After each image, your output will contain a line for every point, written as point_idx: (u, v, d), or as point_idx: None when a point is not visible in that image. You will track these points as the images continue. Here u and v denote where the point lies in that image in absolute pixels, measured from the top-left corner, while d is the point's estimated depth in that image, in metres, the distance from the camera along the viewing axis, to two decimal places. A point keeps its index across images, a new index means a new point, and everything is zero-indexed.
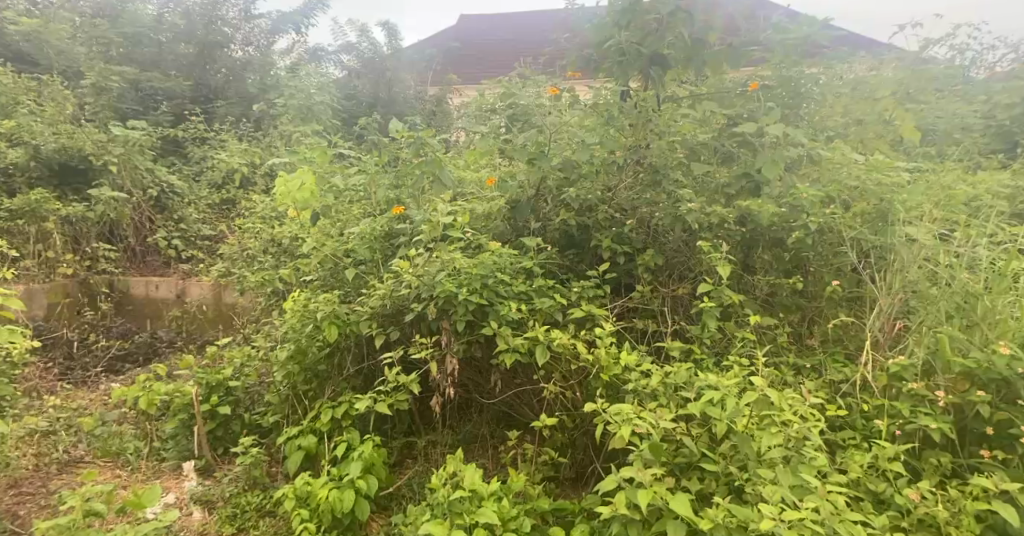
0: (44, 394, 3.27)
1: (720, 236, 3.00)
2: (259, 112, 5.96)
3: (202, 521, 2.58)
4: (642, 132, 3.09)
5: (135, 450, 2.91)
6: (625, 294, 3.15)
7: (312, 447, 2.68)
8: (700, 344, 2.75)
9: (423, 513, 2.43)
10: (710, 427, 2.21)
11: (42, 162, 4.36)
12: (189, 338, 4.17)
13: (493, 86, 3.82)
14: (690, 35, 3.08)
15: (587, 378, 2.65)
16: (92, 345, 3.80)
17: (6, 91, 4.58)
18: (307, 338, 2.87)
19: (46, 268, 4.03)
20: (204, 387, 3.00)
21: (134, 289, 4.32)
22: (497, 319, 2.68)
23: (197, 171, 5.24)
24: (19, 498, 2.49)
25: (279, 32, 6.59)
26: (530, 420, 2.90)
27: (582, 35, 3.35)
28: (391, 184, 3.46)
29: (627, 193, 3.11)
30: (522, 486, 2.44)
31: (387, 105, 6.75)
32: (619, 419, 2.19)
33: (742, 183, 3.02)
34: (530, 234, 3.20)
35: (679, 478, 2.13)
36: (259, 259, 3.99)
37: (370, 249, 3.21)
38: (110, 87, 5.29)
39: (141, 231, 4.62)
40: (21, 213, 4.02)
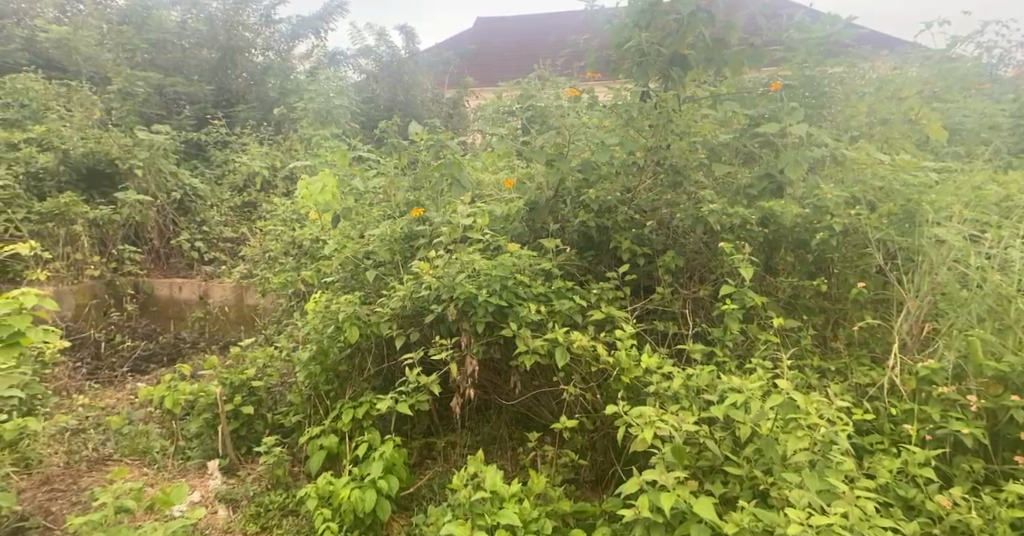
0: (73, 393, 3.32)
1: (742, 237, 2.97)
2: (279, 116, 6.03)
3: (227, 519, 2.61)
4: (663, 132, 3.03)
5: (161, 448, 2.95)
6: (645, 296, 3.15)
7: (334, 447, 2.70)
8: (722, 347, 2.72)
9: (445, 514, 2.44)
10: (734, 431, 2.18)
11: (71, 166, 4.44)
12: (212, 339, 4.22)
13: (510, 89, 3.83)
14: (710, 36, 3.04)
15: (607, 380, 2.64)
16: (118, 346, 3.86)
17: (36, 97, 4.66)
18: (329, 338, 2.89)
19: (74, 270, 4.10)
20: (227, 387, 3.05)
21: (159, 290, 4.38)
22: (518, 321, 2.68)
23: (219, 174, 5.31)
24: (52, 494, 2.54)
25: (299, 37, 6.72)
26: (550, 422, 2.90)
27: (601, 36, 3.33)
28: (411, 186, 3.51)
29: (646, 194, 3.11)
30: (543, 488, 2.43)
31: (406, 108, 6.83)
32: (640, 422, 2.18)
33: (764, 184, 3.00)
34: (548, 235, 3.21)
35: (702, 482, 2.13)
36: (280, 261, 4.04)
37: (390, 251, 3.23)
38: (135, 93, 5.40)
39: (165, 233, 4.68)
40: (51, 216, 4.10)
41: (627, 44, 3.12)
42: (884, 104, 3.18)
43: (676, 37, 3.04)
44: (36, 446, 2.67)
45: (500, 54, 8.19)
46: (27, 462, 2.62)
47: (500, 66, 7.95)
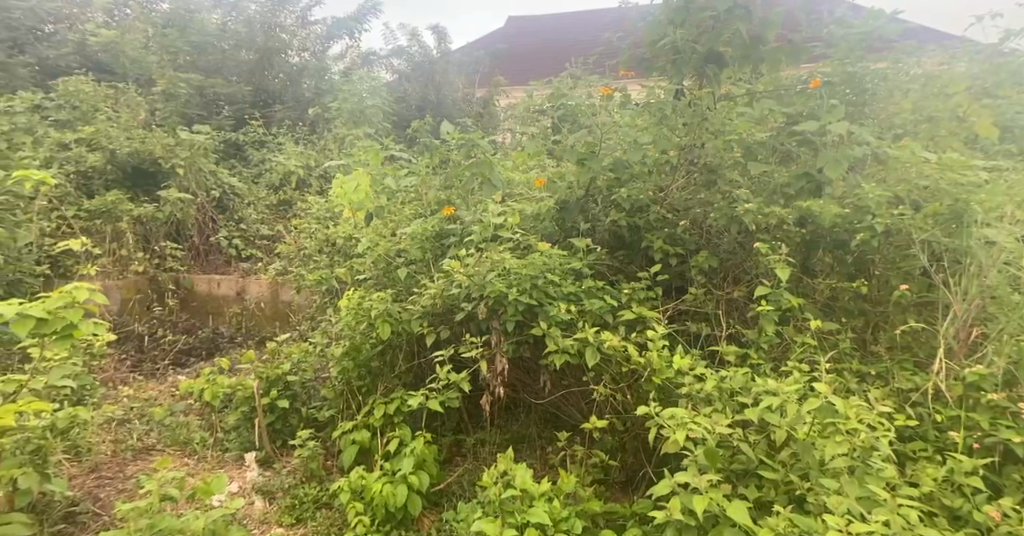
0: (119, 385, 3.43)
1: (779, 238, 2.92)
2: (314, 116, 6.12)
3: (263, 509, 2.67)
4: (697, 131, 3.05)
5: (201, 439, 3.02)
6: (677, 296, 3.12)
7: (366, 441, 2.74)
8: (756, 349, 2.68)
9: (475, 511, 2.45)
10: (769, 434, 2.15)
11: (117, 165, 4.58)
12: (249, 334, 4.31)
13: (541, 88, 3.83)
14: (748, 32, 2.96)
15: (638, 381, 2.63)
16: (161, 340, 3.98)
17: (85, 99, 4.81)
18: (361, 334, 2.95)
19: (119, 266, 4.22)
20: (264, 381, 3.13)
21: (199, 286, 4.49)
22: (547, 319, 2.68)
23: (256, 173, 5.41)
24: (100, 481, 2.63)
25: (334, 38, 6.81)
26: (579, 422, 2.90)
27: (635, 35, 3.31)
28: (442, 185, 3.54)
29: (680, 193, 3.10)
30: (573, 487, 2.43)
31: (437, 107, 6.88)
32: (672, 424, 2.16)
33: (803, 183, 2.93)
34: (578, 234, 3.21)
35: (736, 485, 2.11)
36: (314, 258, 4.11)
37: (421, 249, 3.26)
38: (178, 94, 5.53)
39: (204, 230, 4.79)
40: (98, 213, 4.24)
41: (662, 41, 3.09)
42: (930, 101, 3.08)
43: (714, 33, 2.98)
44: (85, 434, 2.72)
45: (531, 54, 8.20)
46: (78, 450, 2.69)
47: (531, 65, 7.97)
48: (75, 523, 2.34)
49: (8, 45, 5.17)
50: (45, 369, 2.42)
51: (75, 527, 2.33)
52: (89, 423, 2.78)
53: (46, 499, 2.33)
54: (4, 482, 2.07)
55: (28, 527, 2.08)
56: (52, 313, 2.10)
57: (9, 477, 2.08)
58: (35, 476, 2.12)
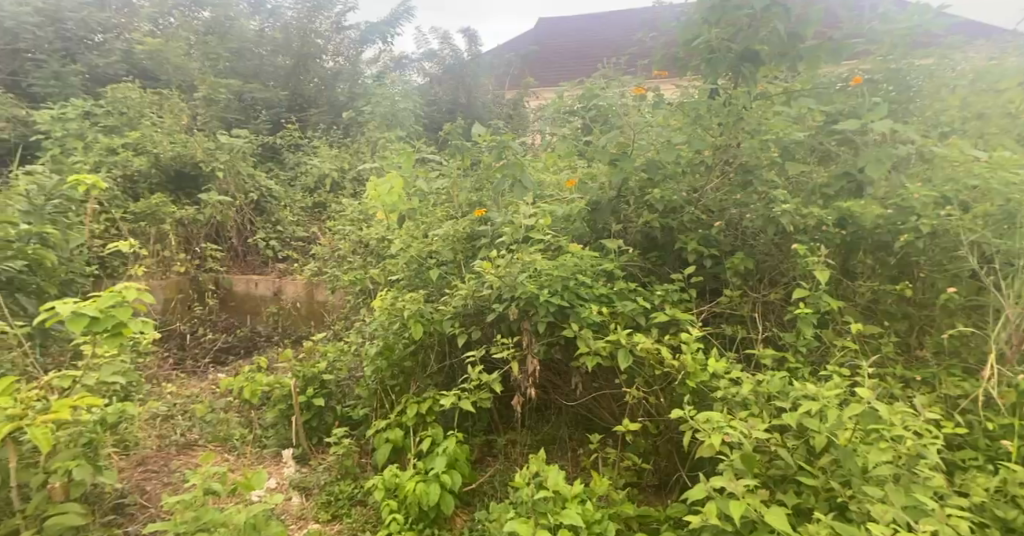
0: (162, 381, 3.53)
1: (817, 239, 2.87)
2: (348, 120, 6.20)
3: (300, 506, 2.72)
4: (733, 132, 2.97)
5: (240, 436, 3.09)
6: (712, 298, 3.08)
7: (399, 440, 2.77)
8: (794, 353, 2.63)
9: (507, 511, 2.45)
10: (808, 439, 2.11)
11: (161, 168, 4.71)
12: (285, 333, 4.40)
13: (572, 89, 3.80)
14: (785, 30, 2.91)
15: (672, 384, 2.60)
16: (201, 338, 4.08)
17: (131, 105, 4.96)
18: (394, 334, 2.98)
19: (162, 266, 4.33)
20: (301, 379, 3.20)
21: (237, 286, 4.59)
22: (579, 321, 2.67)
23: (291, 177, 5.51)
24: (147, 474, 2.71)
25: (367, 42, 6.89)
26: (611, 424, 2.89)
27: (669, 34, 3.29)
28: (474, 187, 3.56)
29: (714, 194, 3.05)
30: (606, 490, 2.43)
31: (467, 110, 6.92)
32: (708, 428, 2.13)
33: (842, 183, 2.91)
34: (610, 235, 3.19)
35: (773, 491, 2.08)
36: (348, 259, 4.16)
37: (452, 250, 3.28)
38: (218, 99, 5.67)
39: (243, 232, 4.90)
40: (143, 216, 4.36)
41: (696, 40, 3.05)
42: (981, 97, 2.97)
43: (750, 32, 2.94)
44: (133, 429, 2.73)
45: (560, 54, 8.21)
46: (126, 444, 2.75)
47: (561, 65, 7.98)
48: (124, 514, 2.41)
49: (61, 55, 5.38)
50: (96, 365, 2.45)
51: (124, 518, 2.40)
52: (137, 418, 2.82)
53: (97, 490, 2.40)
54: (61, 474, 2.12)
55: (83, 517, 2.15)
56: (104, 311, 2.16)
57: (65, 468, 2.11)
58: (89, 468, 2.15)
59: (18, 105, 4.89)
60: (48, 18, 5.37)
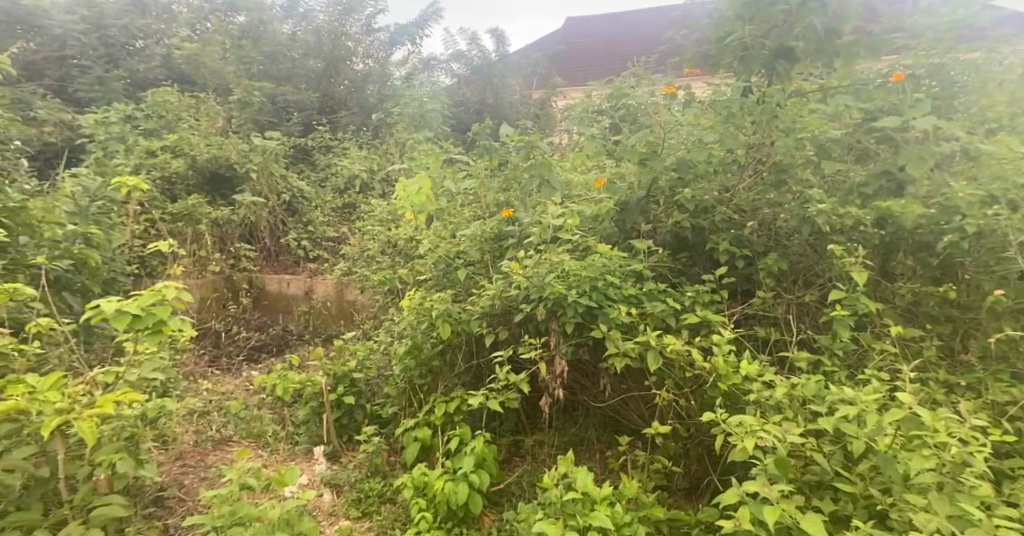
0: (198, 378, 3.60)
1: (855, 240, 2.80)
2: (377, 121, 6.24)
3: (331, 502, 2.75)
4: (767, 130, 2.90)
5: (273, 432, 3.13)
6: (743, 300, 3.04)
7: (427, 439, 2.78)
8: (830, 356, 2.57)
9: (535, 512, 2.44)
10: (845, 445, 2.06)
11: (197, 170, 4.80)
12: (316, 332, 4.45)
13: (600, 87, 3.76)
14: (822, 25, 2.83)
15: (702, 386, 2.56)
16: (235, 337, 4.15)
17: (169, 109, 5.08)
18: (422, 334, 2.99)
19: (198, 265, 4.42)
20: (331, 377, 3.24)
21: (270, 285, 4.66)
22: (607, 322, 2.65)
23: (322, 178, 5.58)
24: (185, 468, 2.77)
25: (396, 44, 7.00)
26: (640, 426, 2.86)
27: (700, 32, 3.25)
28: (501, 187, 3.56)
29: (746, 194, 3.00)
30: (635, 492, 2.41)
31: (495, 110, 6.92)
32: (740, 431, 2.09)
33: (882, 182, 2.84)
34: (639, 236, 3.16)
35: (809, 497, 2.03)
36: (377, 259, 4.20)
37: (480, 250, 3.29)
38: (252, 102, 5.77)
39: (275, 232, 4.98)
40: (181, 216, 4.46)
41: (729, 37, 3.00)
42: None
43: (784, 28, 2.87)
44: (171, 424, 2.82)
45: (587, 52, 8.20)
46: (164, 438, 2.82)
47: (588, 63, 7.96)
48: (163, 507, 2.46)
49: (105, 61, 5.55)
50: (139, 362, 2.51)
51: (163, 511, 2.44)
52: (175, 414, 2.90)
53: (138, 482, 2.45)
54: (105, 466, 2.17)
55: (125, 508, 2.20)
56: (145, 310, 2.21)
57: (108, 461, 2.17)
58: (131, 461, 2.19)
59: (64, 109, 5.07)
60: (90, 25, 5.56)
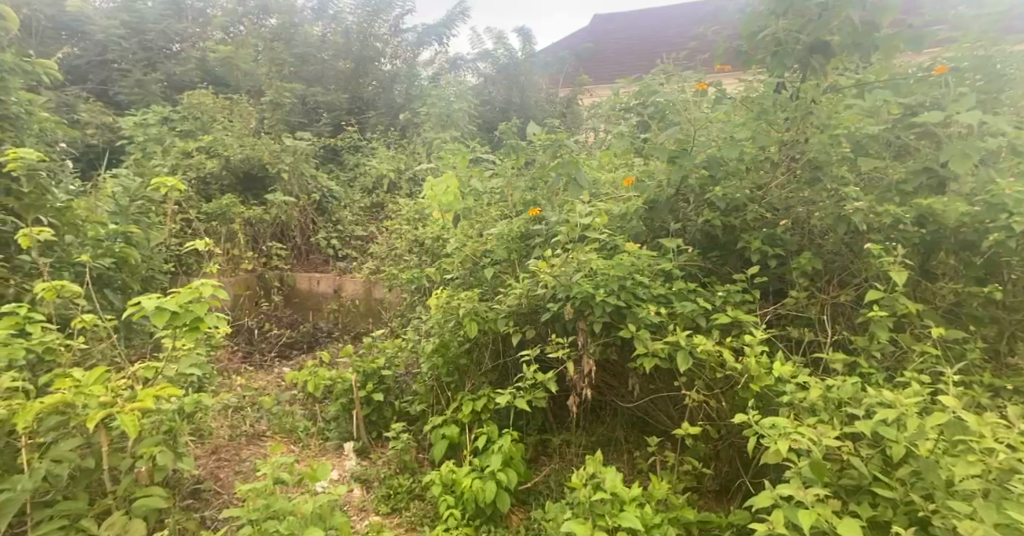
0: (232, 374, 3.67)
1: (894, 239, 2.73)
2: (404, 121, 6.28)
3: (361, 497, 2.77)
4: (801, 126, 2.86)
5: (305, 428, 3.17)
6: (776, 300, 2.98)
7: (455, 437, 2.79)
8: (867, 357, 2.51)
9: (564, 511, 2.43)
10: (883, 449, 2.01)
11: (231, 170, 4.88)
12: (345, 329, 4.49)
13: (628, 85, 3.72)
14: (859, 20, 2.80)
15: (734, 387, 2.52)
16: (267, 333, 4.21)
17: (205, 111, 5.18)
18: (450, 332, 3.00)
19: (232, 263, 4.50)
20: (361, 374, 3.26)
21: (301, 283, 4.72)
22: (636, 322, 2.62)
23: (350, 177, 5.64)
24: (220, 462, 2.82)
25: (423, 45, 6.96)
26: (670, 427, 2.83)
27: (732, 28, 3.22)
28: (528, 186, 3.56)
29: (779, 192, 2.94)
30: (665, 494, 2.38)
31: (521, 109, 6.89)
32: (774, 433, 2.06)
33: (922, 179, 2.76)
34: (668, 234, 3.13)
35: (846, 502, 1.98)
36: (405, 258, 4.23)
37: (507, 249, 3.28)
38: (284, 103, 5.85)
39: (306, 231, 5.05)
40: (215, 215, 4.57)
41: (761, 33, 2.97)
42: None
43: (821, 22, 2.83)
44: (207, 419, 2.88)
45: (613, 50, 8.14)
46: (201, 433, 2.88)
47: (615, 61, 7.90)
48: (200, 499, 2.50)
49: (144, 65, 5.78)
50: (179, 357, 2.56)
51: (200, 503, 2.49)
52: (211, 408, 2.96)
53: (177, 475, 2.50)
54: (146, 458, 2.21)
55: (165, 499, 2.24)
56: (183, 307, 2.25)
57: (149, 453, 2.20)
58: (170, 454, 2.23)
59: (105, 112, 5.22)
60: (132, 30, 5.83)
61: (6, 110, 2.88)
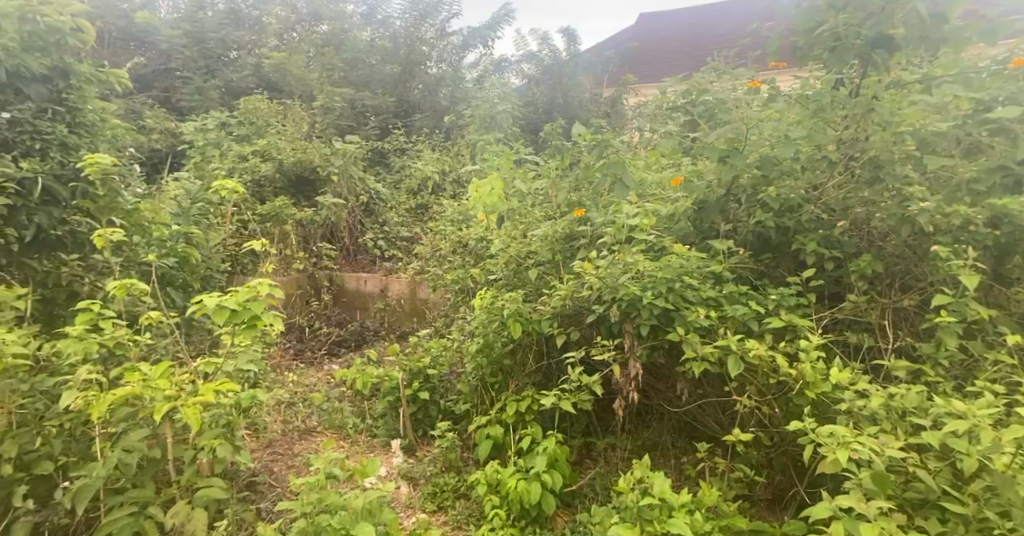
0: (284, 369, 3.75)
1: (963, 240, 2.61)
2: (450, 123, 6.34)
3: (409, 495, 2.80)
4: (862, 123, 2.75)
5: (353, 425, 3.22)
6: (833, 304, 2.88)
7: (500, 437, 2.78)
8: (933, 365, 2.40)
9: (611, 515, 2.39)
10: (953, 462, 1.91)
11: (283, 173, 5.01)
12: (391, 328, 4.55)
13: (676, 84, 3.63)
14: (926, 10, 2.63)
15: (787, 393, 2.44)
16: (317, 331, 4.30)
17: (260, 116, 5.34)
18: (494, 333, 2.99)
19: (285, 263, 4.61)
20: (407, 373, 3.30)
21: (348, 283, 4.79)
22: (684, 325, 2.56)
23: (397, 179, 5.71)
24: (274, 456, 2.89)
25: (468, 47, 7.09)
26: (719, 433, 2.77)
27: (784, 23, 3.06)
28: (572, 186, 3.48)
29: (837, 192, 2.84)
30: (716, 501, 2.32)
31: (565, 110, 6.86)
32: (832, 443, 1.98)
33: (996, 177, 2.61)
34: (718, 236, 3.06)
35: (912, 516, 1.89)
36: (449, 258, 4.25)
37: (551, 250, 3.26)
38: (334, 107, 5.98)
39: (354, 232, 5.13)
40: (269, 217, 4.68)
41: (819, 28, 2.84)
42: None
43: (882, 15, 2.69)
44: (262, 413, 2.96)
45: (658, 49, 8.05)
46: (256, 426, 2.96)
47: (661, 60, 7.80)
48: (256, 492, 2.56)
49: (204, 72, 6.02)
50: (235, 352, 2.62)
51: (256, 495, 2.55)
52: (265, 403, 3.04)
53: (233, 467, 2.57)
54: (207, 451, 2.28)
55: (224, 490, 2.30)
56: (242, 305, 2.30)
57: (210, 445, 2.27)
58: (229, 447, 2.29)
59: (169, 119, 5.47)
60: (194, 39, 6.10)
61: (83, 117, 3.02)
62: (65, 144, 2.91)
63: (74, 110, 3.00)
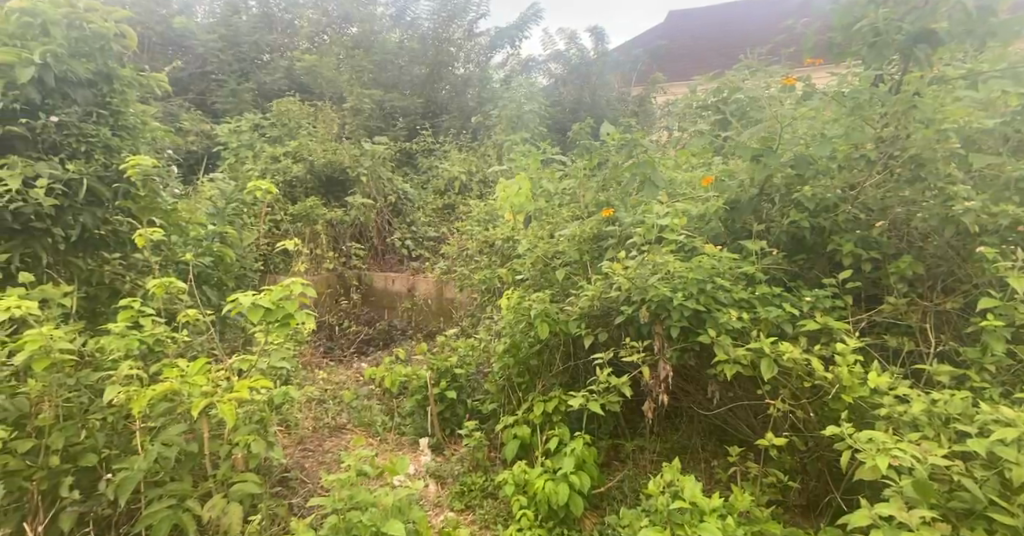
0: (314, 367, 3.79)
1: (1010, 241, 2.53)
2: (477, 124, 6.35)
3: (437, 493, 2.81)
4: (903, 121, 2.66)
5: (382, 423, 3.24)
6: (870, 306, 2.81)
7: (527, 438, 2.77)
8: (978, 370, 2.33)
9: (641, 518, 2.36)
10: (1000, 470, 1.84)
11: (314, 174, 5.07)
12: (418, 327, 4.57)
13: (706, 82, 3.57)
14: (972, 3, 2.55)
15: (822, 397, 2.39)
16: (346, 330, 4.34)
17: (291, 118, 5.41)
18: (520, 333, 2.98)
19: (315, 262, 4.66)
20: (435, 372, 3.31)
21: (376, 282, 4.80)
22: (716, 327, 2.52)
23: (424, 180, 5.73)
24: (305, 452, 2.92)
25: (496, 48, 7.06)
26: (750, 437, 2.72)
27: (822, 20, 2.99)
28: (600, 186, 3.45)
29: (874, 191, 2.75)
30: (748, 505, 2.28)
31: (593, 109, 6.82)
32: (871, 449, 1.92)
33: None
34: (750, 236, 3.00)
35: (957, 526, 1.83)
36: (477, 258, 4.25)
37: (579, 250, 3.23)
38: (363, 109, 6.04)
39: (383, 232, 5.15)
40: (300, 217, 4.74)
41: (858, 24, 2.77)
42: None
43: (925, 10, 2.61)
44: (293, 410, 2.99)
45: (687, 47, 7.98)
46: (288, 423, 3.00)
47: (689, 58, 7.73)
48: (288, 487, 2.59)
49: (238, 75, 6.13)
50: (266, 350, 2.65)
51: (287, 491, 2.58)
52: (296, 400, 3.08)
53: (267, 463, 2.61)
54: (241, 446, 2.32)
55: (258, 485, 2.33)
56: (275, 303, 2.33)
57: (244, 441, 2.30)
58: (263, 442, 2.32)
59: (204, 121, 5.58)
60: (228, 43, 6.22)
61: (125, 120, 3.08)
62: (108, 146, 2.97)
63: (117, 113, 3.06)
